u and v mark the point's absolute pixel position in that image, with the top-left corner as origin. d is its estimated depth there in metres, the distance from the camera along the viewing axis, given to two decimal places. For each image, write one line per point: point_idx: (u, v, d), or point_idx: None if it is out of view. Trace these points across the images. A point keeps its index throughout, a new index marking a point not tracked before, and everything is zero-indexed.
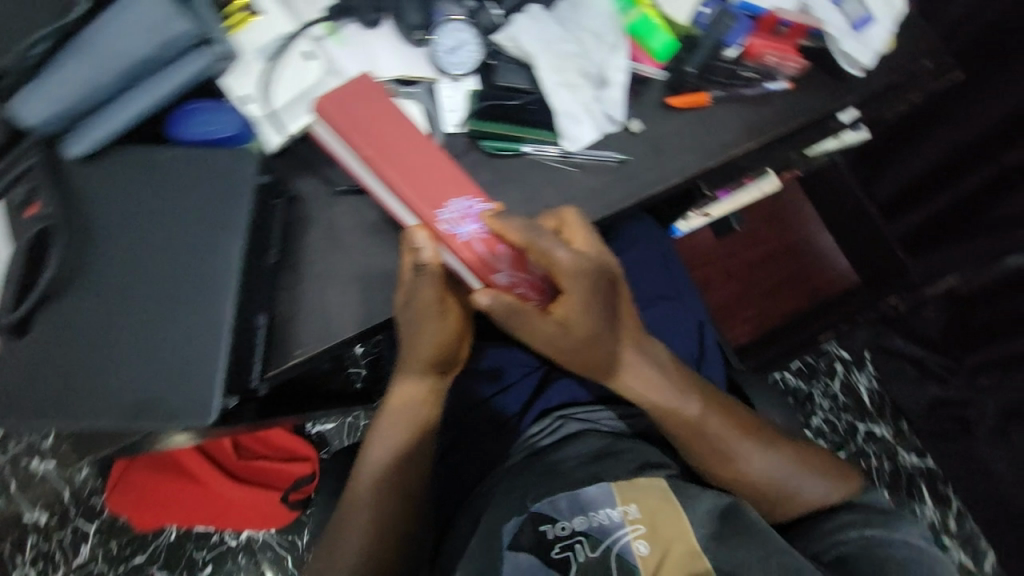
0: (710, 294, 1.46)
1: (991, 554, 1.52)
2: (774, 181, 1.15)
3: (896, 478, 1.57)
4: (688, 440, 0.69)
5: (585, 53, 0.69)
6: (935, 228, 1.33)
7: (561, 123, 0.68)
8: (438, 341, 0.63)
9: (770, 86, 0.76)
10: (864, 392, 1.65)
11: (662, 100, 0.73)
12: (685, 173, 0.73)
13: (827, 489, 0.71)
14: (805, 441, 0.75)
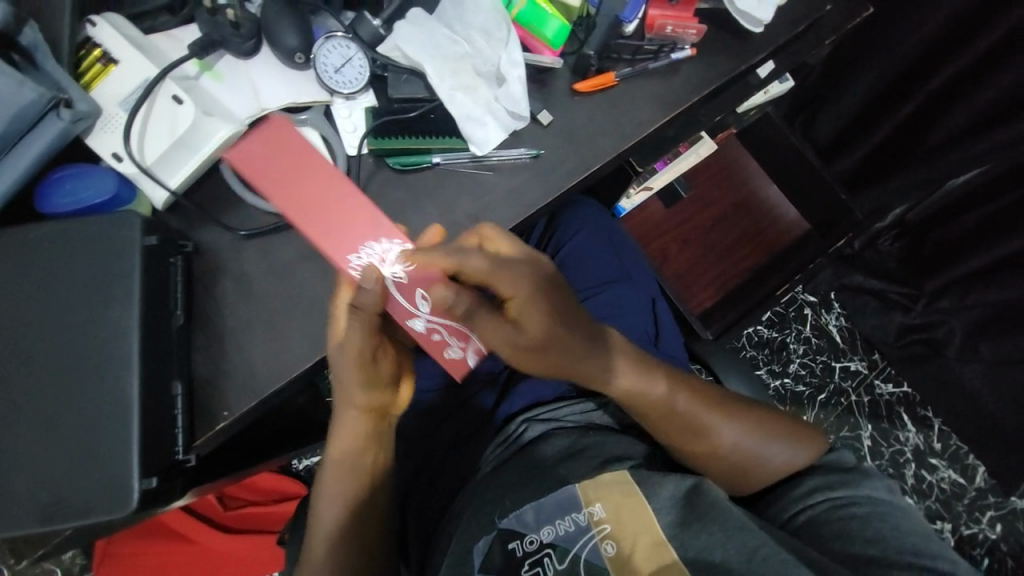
0: (670, 264, 1.46)
1: (979, 467, 1.56)
2: (711, 144, 1.14)
3: (876, 409, 1.59)
4: (658, 422, 0.71)
5: (476, 52, 0.66)
6: (880, 165, 1.38)
7: (466, 127, 0.66)
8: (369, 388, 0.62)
9: (675, 56, 0.74)
10: (834, 331, 1.63)
11: (568, 87, 0.71)
12: (604, 158, 0.71)
13: (793, 453, 0.74)
14: (766, 408, 0.77)
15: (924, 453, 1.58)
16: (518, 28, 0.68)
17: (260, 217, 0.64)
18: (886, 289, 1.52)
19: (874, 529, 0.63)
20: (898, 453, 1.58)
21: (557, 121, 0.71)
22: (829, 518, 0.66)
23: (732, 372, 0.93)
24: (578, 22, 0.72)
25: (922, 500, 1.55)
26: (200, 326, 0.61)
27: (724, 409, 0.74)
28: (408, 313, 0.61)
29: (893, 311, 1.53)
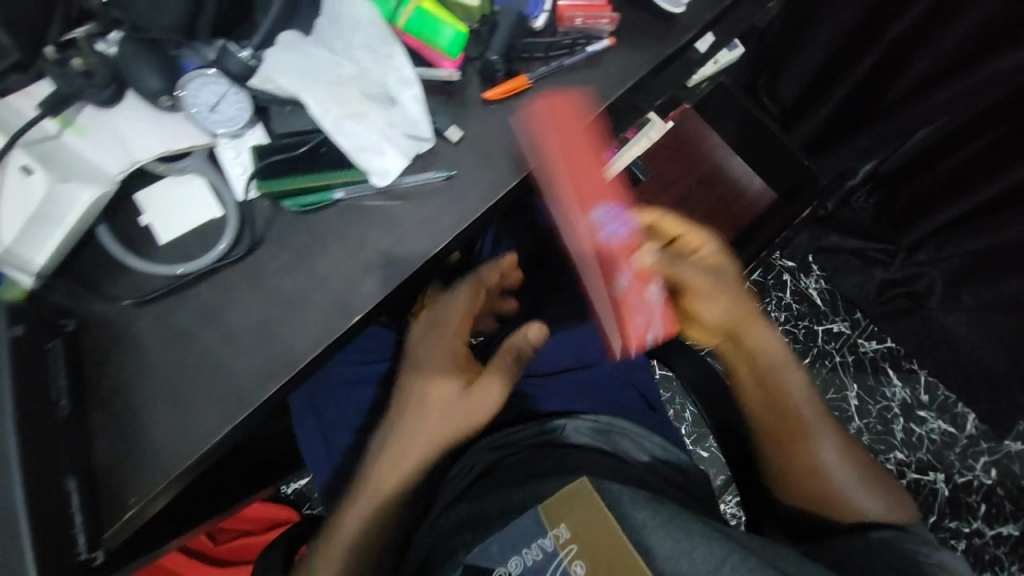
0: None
1: (970, 415, 1.50)
2: (661, 126, 1.11)
3: (861, 369, 1.54)
4: (777, 399, 0.73)
5: (365, 71, 0.59)
6: (843, 123, 1.31)
7: (358, 158, 0.59)
8: (468, 412, 0.70)
9: (591, 49, 0.69)
10: (815, 295, 1.56)
11: (479, 97, 0.65)
12: (525, 171, 0.66)
13: (884, 508, 0.70)
14: (876, 463, 0.74)
15: (912, 408, 1.52)
16: (409, 39, 0.61)
17: (150, 279, 0.59)
18: (864, 248, 1.46)
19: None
20: (884, 410, 1.52)
21: (468, 134, 0.65)
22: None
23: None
24: (479, 25, 0.65)
25: (913, 455, 1.50)
26: (98, 406, 0.57)
27: (840, 435, 0.73)
28: (614, 273, 0.60)
29: (874, 267, 1.46)
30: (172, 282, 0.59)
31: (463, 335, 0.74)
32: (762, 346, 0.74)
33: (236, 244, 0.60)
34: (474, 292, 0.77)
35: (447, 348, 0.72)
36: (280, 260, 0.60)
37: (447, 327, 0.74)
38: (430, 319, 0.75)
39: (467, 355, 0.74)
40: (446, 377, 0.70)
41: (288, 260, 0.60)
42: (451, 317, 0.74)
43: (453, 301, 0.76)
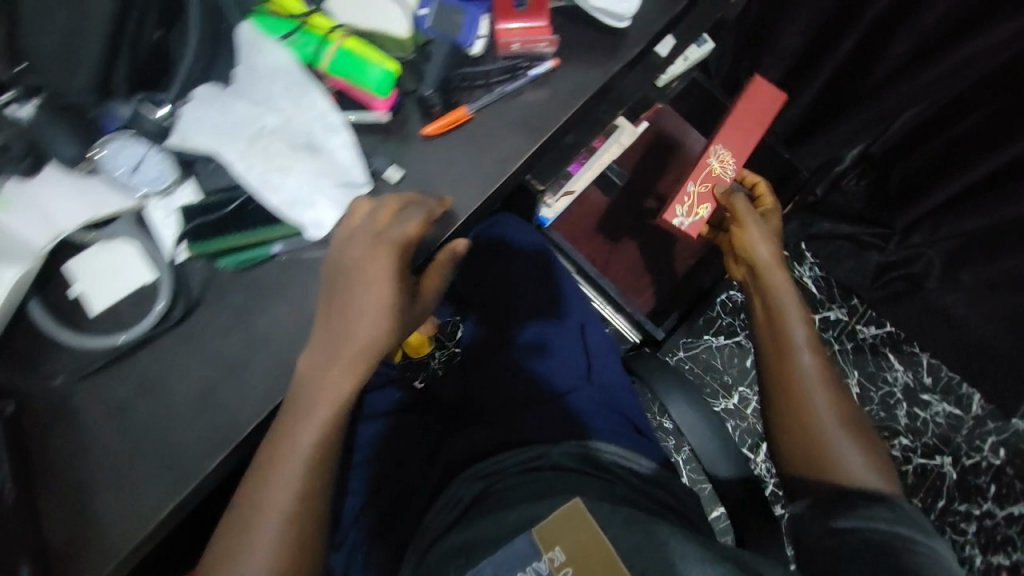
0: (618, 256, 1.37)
1: (974, 396, 1.45)
2: (632, 131, 1.08)
3: (860, 356, 1.48)
4: (770, 318, 0.76)
5: (287, 121, 0.55)
6: (825, 107, 1.28)
7: (292, 213, 0.55)
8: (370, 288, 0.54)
9: (533, 73, 0.65)
10: (811, 283, 1.50)
11: (420, 134, 0.63)
12: (471, 207, 0.63)
13: (861, 466, 0.66)
14: (870, 433, 0.70)
15: (913, 391, 1.47)
16: (335, 80, 0.58)
17: (88, 351, 0.57)
18: (857, 234, 1.40)
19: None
20: (886, 394, 1.47)
21: (409, 173, 0.62)
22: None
23: (670, 381, 0.86)
24: (414, 56, 0.63)
25: (918, 440, 1.45)
26: (44, 487, 0.55)
27: (832, 382, 0.71)
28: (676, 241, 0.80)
29: (868, 251, 1.41)
30: (113, 353, 0.57)
31: (403, 261, 0.55)
32: (785, 299, 0.76)
33: (173, 308, 0.58)
34: (401, 203, 0.56)
35: (382, 278, 0.54)
36: (219, 322, 0.58)
37: (385, 250, 0.54)
38: (369, 242, 0.54)
39: (401, 289, 0.55)
40: (379, 304, 0.54)
41: (228, 321, 0.58)
42: (394, 240, 0.54)
43: (397, 223, 0.55)
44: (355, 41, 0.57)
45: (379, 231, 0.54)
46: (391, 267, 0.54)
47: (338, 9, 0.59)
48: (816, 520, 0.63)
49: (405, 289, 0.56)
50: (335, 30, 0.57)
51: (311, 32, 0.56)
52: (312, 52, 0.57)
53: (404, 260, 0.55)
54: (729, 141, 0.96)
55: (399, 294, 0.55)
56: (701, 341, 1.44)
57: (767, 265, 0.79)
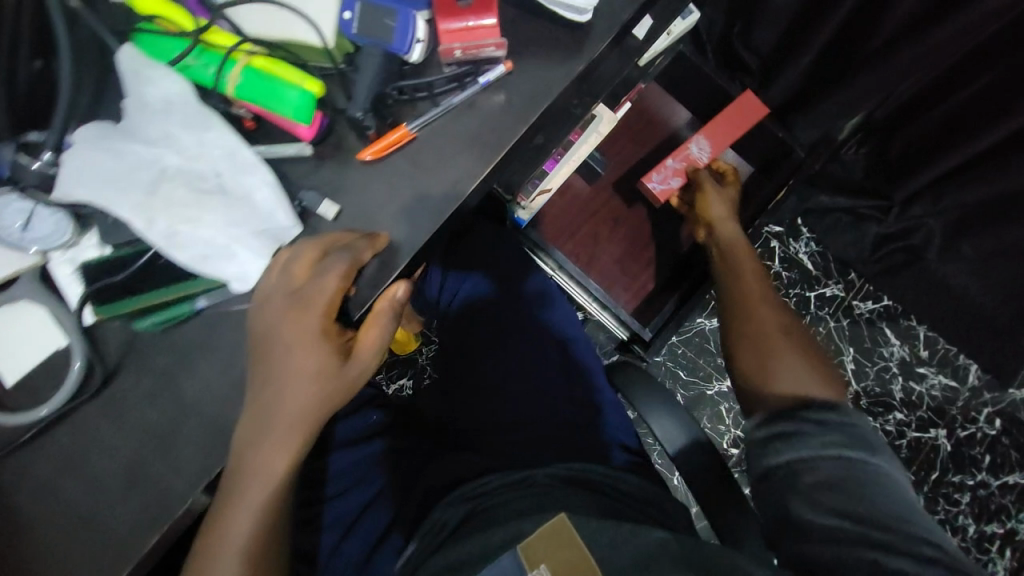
0: (604, 250, 1.28)
1: (969, 367, 1.33)
2: (611, 117, 0.97)
3: (857, 332, 1.36)
4: (725, 258, 0.90)
5: (195, 164, 0.48)
6: (819, 80, 1.14)
7: (208, 267, 0.48)
8: (289, 357, 0.45)
9: (484, 80, 0.57)
10: (806, 259, 1.39)
11: (356, 158, 0.55)
12: (419, 242, 0.56)
13: (809, 377, 0.71)
14: (823, 362, 0.75)
15: (908, 364, 1.36)
16: (247, 105, 0.51)
17: (10, 426, 0.52)
18: (854, 207, 1.28)
19: (901, 527, 0.53)
20: (880, 369, 1.36)
21: (347, 208, 0.56)
22: (848, 525, 0.53)
23: (652, 396, 0.81)
24: (338, 64, 0.54)
25: (911, 414, 1.35)
26: None
27: (783, 312, 0.79)
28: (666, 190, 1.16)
29: (866, 222, 1.29)
30: (36, 425, 0.52)
31: (329, 318, 0.46)
32: (738, 247, 0.91)
33: (92, 374, 0.52)
34: (319, 251, 0.48)
35: (307, 341, 0.45)
36: (144, 387, 0.53)
37: (307, 311, 0.45)
38: (284, 304, 0.46)
39: (334, 350, 0.46)
40: (310, 372, 0.46)
41: (156, 387, 0.53)
42: (315, 298, 0.46)
43: (318, 277, 0.47)
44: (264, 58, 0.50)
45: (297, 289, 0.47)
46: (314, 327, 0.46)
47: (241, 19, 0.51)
48: (756, 460, 0.63)
49: (339, 348, 0.47)
50: (238, 46, 0.49)
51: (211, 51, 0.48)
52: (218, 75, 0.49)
53: (330, 317, 0.47)
54: (713, 133, 1.14)
55: (330, 357, 0.46)
56: (698, 323, 1.33)
57: (720, 221, 0.96)
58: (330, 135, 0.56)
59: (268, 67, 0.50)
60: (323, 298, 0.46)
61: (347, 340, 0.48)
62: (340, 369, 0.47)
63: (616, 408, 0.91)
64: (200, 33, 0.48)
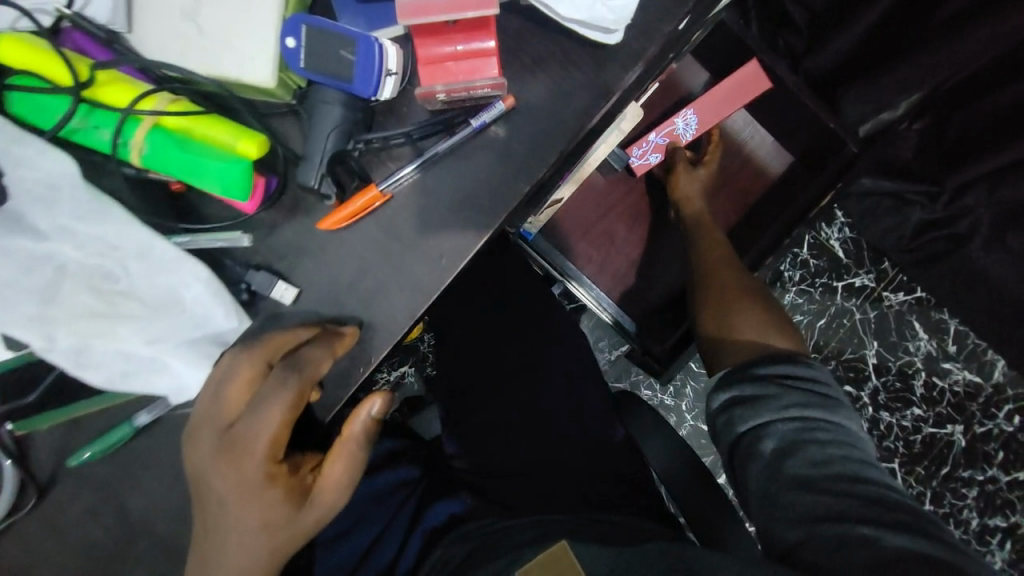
0: (621, 254, 0.95)
1: (1002, 364, 1.01)
2: (637, 113, 0.72)
3: (883, 324, 1.04)
4: (693, 223, 0.82)
5: (99, 261, 0.38)
6: (869, 51, 0.81)
7: (133, 382, 0.39)
8: (232, 502, 0.38)
9: (477, 123, 0.44)
10: (837, 247, 1.05)
11: (317, 226, 0.44)
12: (395, 328, 0.45)
13: (763, 329, 0.66)
14: (780, 311, 0.69)
15: (935, 360, 1.03)
16: (164, 175, 0.40)
17: None
18: (901, 192, 0.92)
19: (857, 485, 0.49)
20: (902, 364, 1.03)
21: (307, 287, 0.45)
22: (810, 490, 0.50)
23: (665, 457, 0.70)
24: (233, 96, 0.41)
25: (930, 411, 1.03)
26: None
27: (740, 270, 0.73)
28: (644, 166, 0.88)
29: (908, 208, 0.93)
30: None
31: (274, 460, 0.38)
32: (704, 216, 0.82)
33: (28, 487, 0.46)
34: (257, 367, 0.39)
35: (249, 493, 0.37)
36: (85, 501, 0.46)
37: (243, 456, 0.37)
38: (215, 447, 0.38)
39: (286, 495, 0.38)
40: (259, 523, 0.38)
41: (96, 501, 0.46)
42: (252, 440, 0.37)
43: (254, 409, 0.38)
44: (171, 110, 0.38)
45: (232, 425, 0.38)
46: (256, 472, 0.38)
47: (151, 54, 0.40)
48: (721, 429, 0.57)
49: (293, 493, 0.39)
50: (138, 104, 0.38)
51: (103, 112, 0.39)
52: (127, 146, 0.39)
53: (273, 456, 0.38)
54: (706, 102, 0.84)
55: (282, 506, 0.38)
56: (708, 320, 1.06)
57: (688, 198, 0.84)
58: (283, 196, 0.44)
59: (179, 128, 0.39)
60: (260, 432, 0.37)
61: (305, 476, 0.40)
62: (297, 516, 0.39)
63: (626, 450, 0.77)
64: (77, 88, 0.37)
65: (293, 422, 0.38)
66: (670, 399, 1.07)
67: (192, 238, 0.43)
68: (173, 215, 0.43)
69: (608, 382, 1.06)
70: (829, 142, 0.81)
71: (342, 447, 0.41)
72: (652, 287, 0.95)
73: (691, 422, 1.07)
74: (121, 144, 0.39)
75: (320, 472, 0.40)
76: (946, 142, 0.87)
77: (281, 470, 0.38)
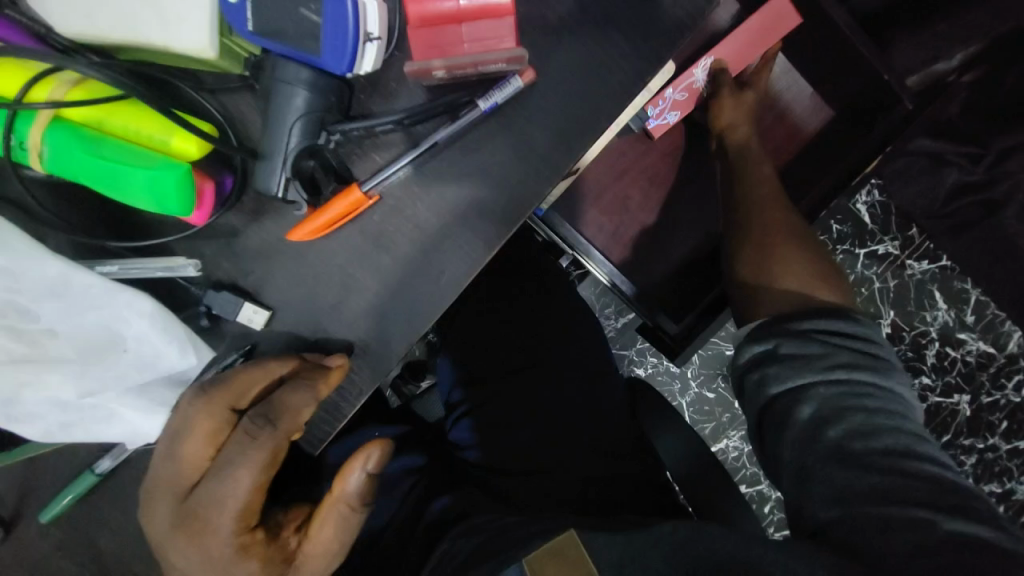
0: (629, 219, 0.79)
1: (1018, 335, 0.89)
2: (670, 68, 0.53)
3: (903, 293, 0.90)
4: (737, 155, 0.66)
5: (9, 297, 0.30)
6: None
7: (79, 432, 0.32)
8: (201, 564, 0.33)
9: (488, 105, 0.34)
10: (864, 213, 0.89)
11: (287, 235, 0.36)
12: (382, 353, 0.38)
13: (808, 279, 0.55)
14: (827, 259, 0.57)
15: (949, 331, 0.90)
16: (79, 183, 0.31)
17: None
18: (940, 153, 0.80)
19: (906, 462, 0.41)
20: (915, 335, 0.90)
21: (281, 308, 0.37)
22: (851, 464, 0.41)
23: (677, 446, 0.66)
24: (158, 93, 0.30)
25: (939, 380, 0.90)
26: None
27: (786, 212, 0.61)
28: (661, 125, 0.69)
29: (945, 169, 0.81)
30: None
31: (245, 529, 0.33)
32: (747, 147, 0.66)
33: None
34: (215, 417, 0.32)
35: (219, 570, 0.33)
36: (51, 544, 0.41)
37: (203, 532, 0.33)
38: (175, 518, 0.33)
39: (262, 567, 0.34)
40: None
41: (63, 541, 0.41)
42: (216, 513, 0.32)
43: (222, 477, 0.32)
44: (71, 99, 0.29)
45: (194, 490, 0.33)
46: (225, 548, 0.33)
47: (51, 17, 0.31)
48: (751, 392, 0.48)
49: (272, 563, 0.34)
50: (27, 86, 0.29)
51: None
52: (26, 154, 0.30)
53: (248, 524, 0.33)
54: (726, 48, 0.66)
55: None
56: None
57: (733, 126, 0.66)
58: (245, 198, 0.35)
59: (87, 121, 0.30)
60: (229, 501, 0.32)
61: (287, 541, 0.36)
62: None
63: (636, 439, 0.73)
64: None
65: (267, 484, 0.33)
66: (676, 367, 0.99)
67: (121, 267, 0.35)
68: (106, 229, 0.34)
69: (612, 348, 0.98)
70: (877, 94, 0.66)
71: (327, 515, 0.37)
72: (661, 253, 0.80)
73: (695, 389, 0.99)
74: (17, 146, 0.30)
75: (304, 536, 0.36)
76: (1005, 99, 0.75)
77: (259, 545, 0.34)
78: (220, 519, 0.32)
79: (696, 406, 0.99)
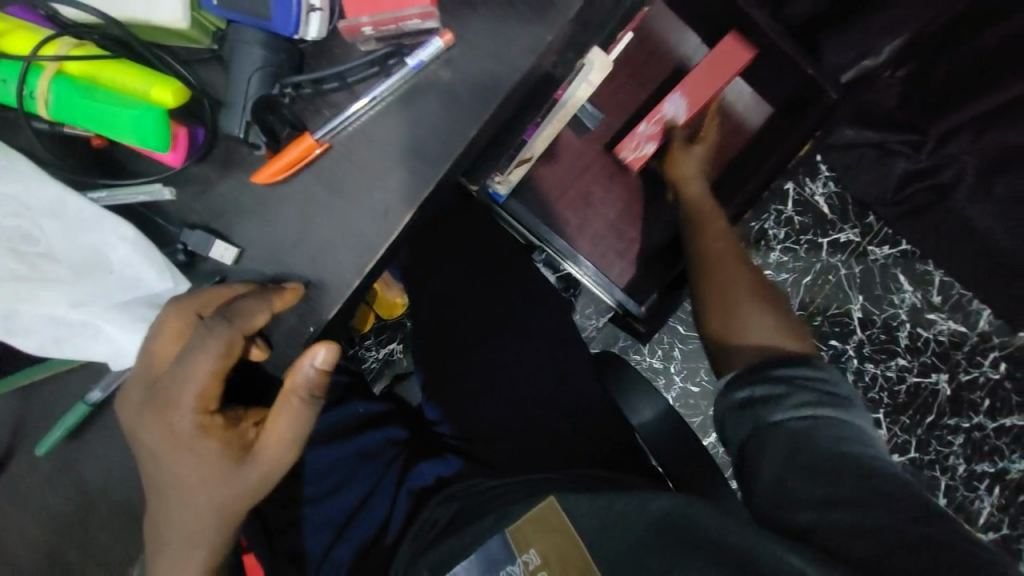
0: (597, 214, 0.87)
1: (987, 313, 0.92)
2: (606, 63, 0.63)
3: (869, 276, 0.95)
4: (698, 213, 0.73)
5: (17, 222, 0.37)
6: None
7: (68, 347, 0.38)
8: (166, 444, 0.39)
9: (414, 61, 0.42)
10: (821, 203, 0.97)
11: (252, 178, 0.42)
12: (337, 286, 0.43)
13: (771, 331, 0.60)
14: (788, 310, 0.63)
15: (918, 312, 0.94)
16: (76, 128, 0.39)
17: None
18: (883, 142, 0.86)
19: (877, 476, 0.42)
20: (886, 317, 0.95)
21: (249, 249, 0.43)
22: (824, 479, 0.43)
23: (651, 416, 0.67)
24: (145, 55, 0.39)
25: (915, 360, 0.94)
26: None
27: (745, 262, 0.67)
28: (640, 159, 0.83)
29: (891, 158, 0.86)
30: None
31: (203, 411, 0.39)
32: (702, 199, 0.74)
33: None
34: (180, 314, 0.38)
35: (181, 445, 0.39)
36: (42, 473, 0.45)
37: (168, 408, 0.38)
38: (144, 398, 0.39)
39: (220, 446, 0.40)
40: (198, 476, 0.40)
41: (53, 471, 0.45)
42: (178, 394, 0.38)
43: (180, 362, 0.38)
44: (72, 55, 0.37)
45: (159, 379, 0.39)
46: (184, 425, 0.39)
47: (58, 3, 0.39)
48: (728, 430, 0.51)
49: (230, 446, 0.40)
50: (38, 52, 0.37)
51: (7, 62, 0.38)
52: (37, 104, 0.38)
53: (204, 407, 0.39)
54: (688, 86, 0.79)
55: (218, 454, 0.40)
56: None
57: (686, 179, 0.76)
58: (216, 150, 0.42)
59: (80, 77, 0.37)
60: (186, 381, 0.38)
61: (245, 431, 0.41)
62: (238, 466, 0.40)
63: (611, 418, 0.75)
64: None
65: (222, 373, 0.38)
66: (659, 362, 1.03)
67: (110, 195, 0.41)
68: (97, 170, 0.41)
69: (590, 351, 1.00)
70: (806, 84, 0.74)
71: (285, 403, 0.41)
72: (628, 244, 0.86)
73: (680, 383, 1.03)
74: (28, 96, 0.38)
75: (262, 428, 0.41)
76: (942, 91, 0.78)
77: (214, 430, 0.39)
78: (181, 400, 0.38)
79: (682, 401, 1.02)
